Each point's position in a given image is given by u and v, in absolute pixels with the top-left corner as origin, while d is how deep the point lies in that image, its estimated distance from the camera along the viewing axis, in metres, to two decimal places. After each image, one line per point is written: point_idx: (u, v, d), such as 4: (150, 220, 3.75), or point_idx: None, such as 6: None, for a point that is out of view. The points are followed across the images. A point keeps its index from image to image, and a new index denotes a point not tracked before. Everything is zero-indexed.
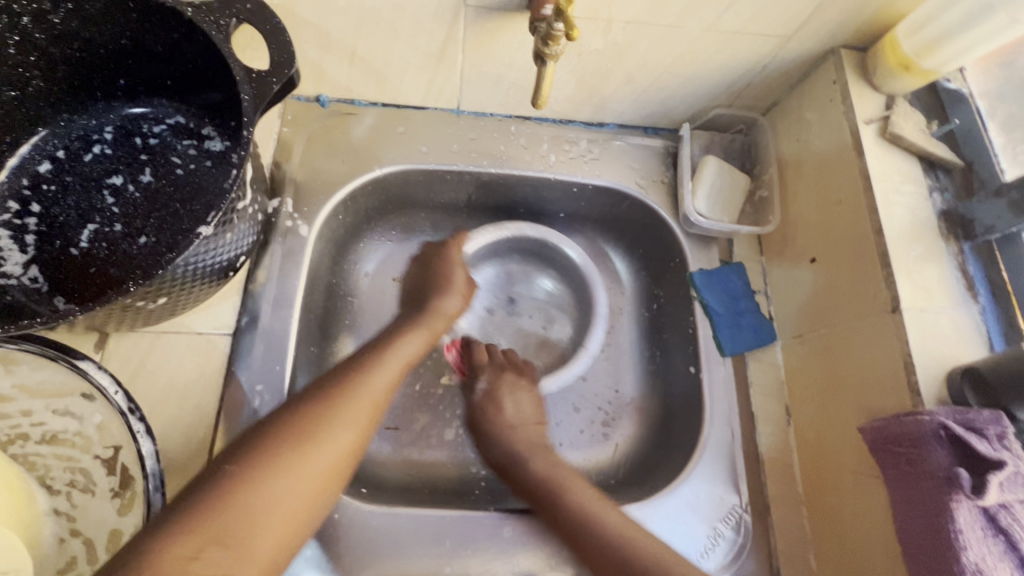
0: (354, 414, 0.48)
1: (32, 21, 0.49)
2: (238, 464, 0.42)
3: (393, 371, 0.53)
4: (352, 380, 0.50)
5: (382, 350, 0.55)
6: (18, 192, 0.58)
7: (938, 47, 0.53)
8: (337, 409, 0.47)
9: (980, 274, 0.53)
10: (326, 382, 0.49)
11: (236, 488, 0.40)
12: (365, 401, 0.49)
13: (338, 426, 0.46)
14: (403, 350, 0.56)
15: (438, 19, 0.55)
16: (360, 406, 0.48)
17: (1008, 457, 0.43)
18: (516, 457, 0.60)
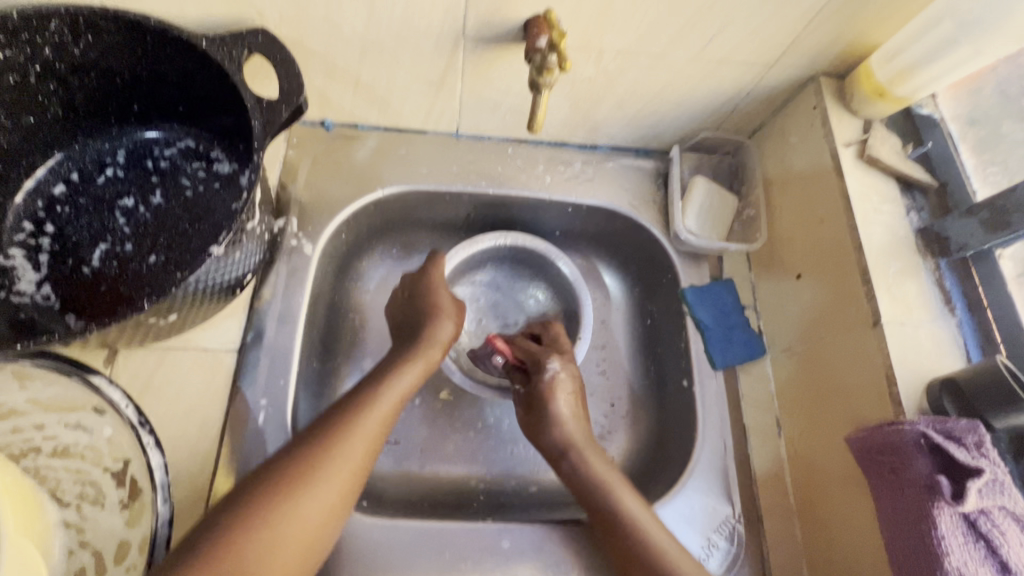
0: (352, 458, 0.50)
1: (54, 53, 0.52)
2: (243, 509, 0.44)
3: (387, 409, 0.54)
4: (353, 421, 0.52)
5: (381, 387, 0.56)
6: (33, 213, 0.59)
7: (909, 75, 0.56)
8: (336, 455, 0.49)
9: (956, 289, 0.55)
10: (324, 424, 0.51)
11: (241, 532, 0.43)
12: (363, 444, 0.51)
13: (335, 469, 0.48)
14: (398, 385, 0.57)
15: (439, 49, 0.58)
16: (358, 450, 0.50)
17: (986, 464, 0.45)
18: (573, 453, 0.61)
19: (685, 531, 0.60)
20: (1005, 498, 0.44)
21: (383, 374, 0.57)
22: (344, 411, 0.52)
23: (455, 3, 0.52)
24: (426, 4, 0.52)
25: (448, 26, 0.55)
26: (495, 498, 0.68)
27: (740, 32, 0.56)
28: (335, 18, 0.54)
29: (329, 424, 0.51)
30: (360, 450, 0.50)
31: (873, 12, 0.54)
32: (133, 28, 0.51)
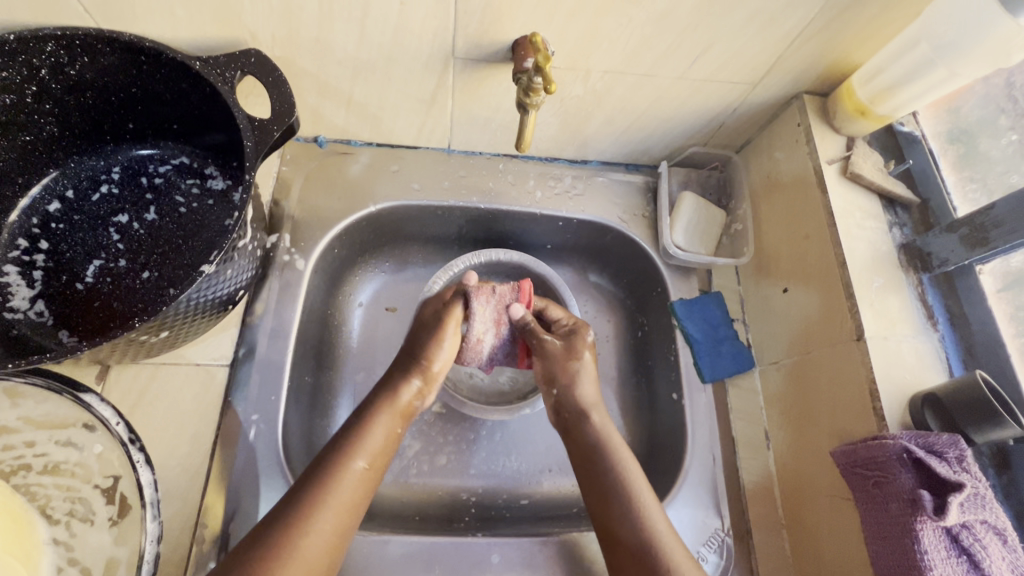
0: (339, 514, 0.50)
1: (49, 73, 0.53)
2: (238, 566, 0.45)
3: (374, 447, 0.55)
4: (334, 476, 0.51)
5: (367, 425, 0.56)
6: (27, 230, 0.60)
7: (889, 95, 0.58)
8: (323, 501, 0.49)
9: (938, 303, 0.57)
10: (312, 468, 0.52)
11: None
12: (347, 501, 0.51)
13: (323, 525, 0.49)
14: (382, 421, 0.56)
15: (429, 69, 0.59)
16: (344, 504, 0.50)
17: (967, 479, 0.45)
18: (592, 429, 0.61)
19: None
20: (988, 512, 0.45)
21: (366, 417, 0.56)
22: (326, 465, 0.52)
23: (445, 26, 0.53)
24: (416, 27, 0.53)
25: (438, 47, 0.56)
26: (487, 511, 0.68)
27: (723, 52, 0.57)
28: (327, 39, 0.55)
29: (310, 481, 0.50)
30: (346, 504, 0.51)
31: (852, 33, 0.55)
32: (128, 50, 0.52)
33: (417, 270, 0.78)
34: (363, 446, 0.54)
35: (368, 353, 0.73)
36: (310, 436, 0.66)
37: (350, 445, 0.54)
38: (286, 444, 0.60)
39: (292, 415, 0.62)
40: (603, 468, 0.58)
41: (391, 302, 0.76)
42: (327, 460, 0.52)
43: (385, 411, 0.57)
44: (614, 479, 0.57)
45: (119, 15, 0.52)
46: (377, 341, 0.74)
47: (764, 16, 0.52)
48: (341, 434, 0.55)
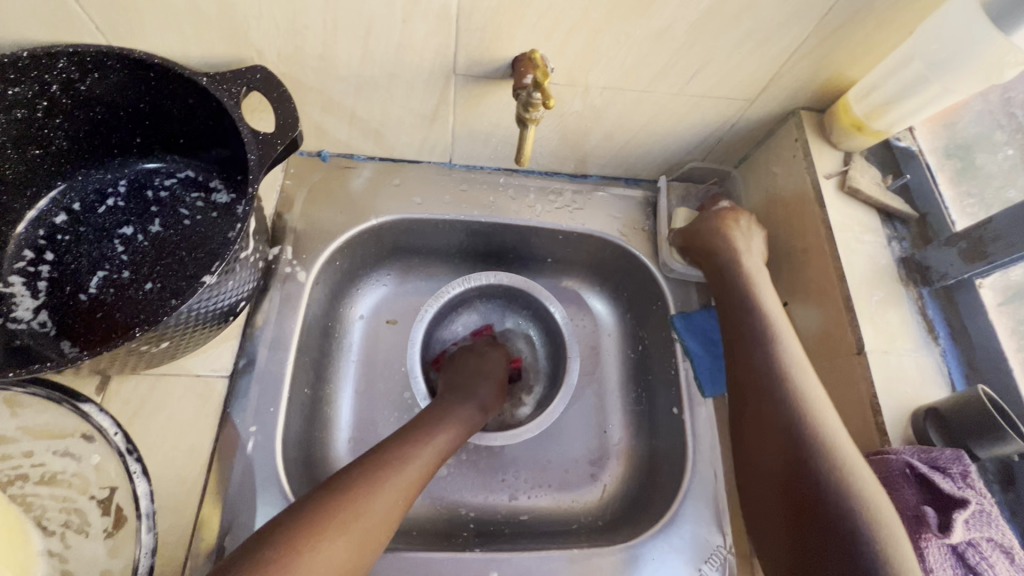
0: (412, 483, 0.52)
1: (60, 89, 0.54)
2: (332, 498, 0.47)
3: (449, 437, 0.58)
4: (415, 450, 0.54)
5: (446, 417, 0.60)
6: (34, 242, 0.61)
7: (885, 110, 0.58)
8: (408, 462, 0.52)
9: (939, 317, 0.57)
10: (402, 436, 0.55)
11: (324, 518, 0.45)
12: (422, 469, 0.53)
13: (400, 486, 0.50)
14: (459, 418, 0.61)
15: (431, 84, 0.60)
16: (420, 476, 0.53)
17: (971, 495, 0.44)
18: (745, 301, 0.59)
19: (675, 561, 0.60)
20: (993, 529, 0.44)
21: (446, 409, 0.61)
22: (408, 439, 0.55)
23: (446, 43, 0.54)
24: (418, 43, 0.54)
25: (439, 64, 0.57)
26: (485, 527, 0.67)
27: (721, 68, 0.58)
28: (330, 56, 0.56)
29: (390, 448, 0.53)
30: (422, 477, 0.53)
31: (848, 49, 0.56)
32: (137, 66, 0.53)
33: (418, 282, 0.79)
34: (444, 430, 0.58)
35: (369, 370, 0.73)
36: (308, 448, 0.65)
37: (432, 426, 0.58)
38: (284, 458, 0.60)
39: (292, 428, 0.62)
40: (761, 349, 0.55)
41: (392, 315, 0.76)
42: (408, 434, 0.56)
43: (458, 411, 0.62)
44: (783, 376, 0.52)
45: (129, 32, 0.53)
46: (380, 359, 0.74)
47: (760, 33, 0.53)
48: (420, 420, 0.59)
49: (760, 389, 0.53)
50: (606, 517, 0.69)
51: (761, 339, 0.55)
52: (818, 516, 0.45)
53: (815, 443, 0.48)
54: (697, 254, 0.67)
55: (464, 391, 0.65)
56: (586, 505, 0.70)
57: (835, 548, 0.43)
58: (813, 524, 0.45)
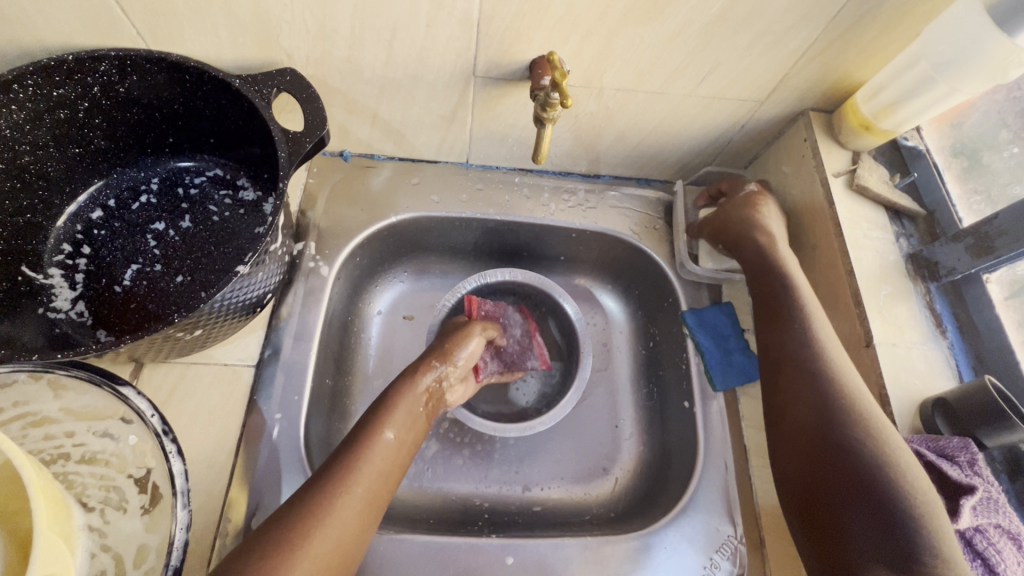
0: (380, 474, 0.51)
1: (101, 91, 0.57)
2: (313, 497, 0.47)
3: (404, 419, 0.56)
4: (368, 441, 0.52)
5: (397, 399, 0.57)
6: (72, 236, 0.64)
7: (892, 110, 0.60)
8: (366, 452, 0.51)
9: (947, 311, 0.58)
10: (359, 429, 0.54)
11: (309, 519, 0.46)
12: (385, 460, 0.52)
13: (369, 476, 0.50)
14: (414, 401, 0.58)
15: (451, 86, 0.63)
16: (378, 479, 0.51)
17: (979, 483, 0.46)
18: (780, 287, 0.60)
19: (686, 551, 0.61)
20: (1001, 516, 0.45)
21: (396, 390, 0.58)
22: (361, 432, 0.53)
23: (467, 46, 0.57)
24: (440, 46, 0.57)
25: (459, 66, 0.60)
26: (500, 517, 0.69)
27: (732, 69, 0.60)
28: (356, 59, 0.59)
29: (341, 457, 0.51)
30: (382, 478, 0.51)
31: (856, 51, 0.58)
32: (175, 69, 0.56)
33: (434, 279, 0.81)
34: (393, 419, 0.55)
35: (388, 363, 0.75)
36: (328, 436, 0.67)
37: (378, 420, 0.54)
38: (307, 445, 0.62)
39: (314, 416, 0.64)
40: (800, 336, 0.56)
41: (409, 311, 0.79)
42: (363, 426, 0.54)
43: (410, 392, 0.58)
44: (824, 364, 0.53)
45: (168, 37, 0.56)
46: (398, 353, 0.76)
47: (770, 36, 0.55)
48: (372, 408, 0.56)
49: (800, 373, 0.54)
50: (619, 508, 0.70)
51: (801, 335, 0.56)
52: (860, 501, 0.46)
53: (853, 428, 0.49)
54: (727, 232, 0.69)
55: (415, 368, 0.61)
56: (598, 497, 0.71)
57: (861, 526, 0.45)
58: (857, 510, 0.46)
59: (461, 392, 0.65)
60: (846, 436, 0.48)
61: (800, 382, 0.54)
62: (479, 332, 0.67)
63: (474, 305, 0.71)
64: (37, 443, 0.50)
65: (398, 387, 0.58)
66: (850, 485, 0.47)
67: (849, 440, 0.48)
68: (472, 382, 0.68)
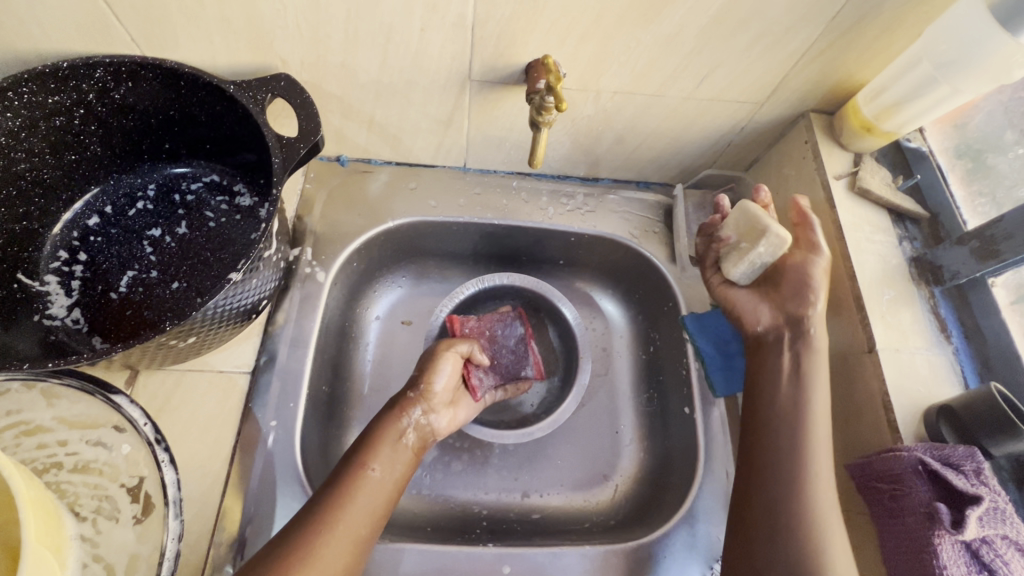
0: (366, 512, 0.51)
1: (96, 97, 0.57)
2: (301, 536, 0.48)
3: (388, 457, 0.55)
4: (355, 476, 0.52)
5: (381, 435, 0.56)
6: (68, 243, 0.63)
7: (895, 112, 0.59)
8: (353, 491, 0.51)
9: (951, 316, 0.57)
10: (346, 465, 0.54)
11: (296, 558, 0.46)
12: (370, 499, 0.52)
13: (356, 513, 0.50)
14: (398, 438, 0.57)
15: (447, 91, 0.62)
16: (365, 516, 0.51)
17: (985, 492, 0.45)
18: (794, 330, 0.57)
19: (686, 561, 0.60)
20: (1008, 526, 0.44)
21: (381, 423, 0.57)
22: (349, 466, 0.53)
23: (462, 50, 0.56)
24: (435, 50, 0.56)
25: (455, 70, 0.59)
26: (498, 525, 0.68)
27: (731, 71, 0.59)
28: (351, 64, 0.58)
29: (328, 494, 0.51)
30: (370, 515, 0.51)
31: (857, 51, 0.57)
32: (169, 75, 0.56)
33: (433, 284, 0.80)
34: (377, 456, 0.54)
35: (386, 369, 0.74)
36: (325, 442, 0.66)
37: (363, 456, 0.54)
38: (302, 453, 0.61)
39: (311, 424, 0.64)
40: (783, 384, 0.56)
41: (407, 316, 0.78)
42: (350, 460, 0.54)
43: (395, 427, 0.57)
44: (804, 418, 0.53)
45: (162, 43, 0.56)
46: (396, 359, 0.75)
47: (769, 37, 0.54)
48: (358, 442, 0.56)
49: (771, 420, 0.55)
50: (619, 516, 0.69)
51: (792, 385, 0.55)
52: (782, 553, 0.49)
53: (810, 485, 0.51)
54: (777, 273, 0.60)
55: (399, 400, 0.60)
56: (598, 504, 0.70)
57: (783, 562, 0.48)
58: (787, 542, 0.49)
59: (456, 415, 0.64)
60: (805, 501, 0.50)
61: (780, 432, 0.54)
62: (456, 353, 0.65)
63: (456, 324, 0.71)
64: (30, 452, 0.49)
65: (383, 420, 0.58)
66: (781, 536, 0.49)
67: (805, 505, 0.50)
68: (471, 405, 0.66)
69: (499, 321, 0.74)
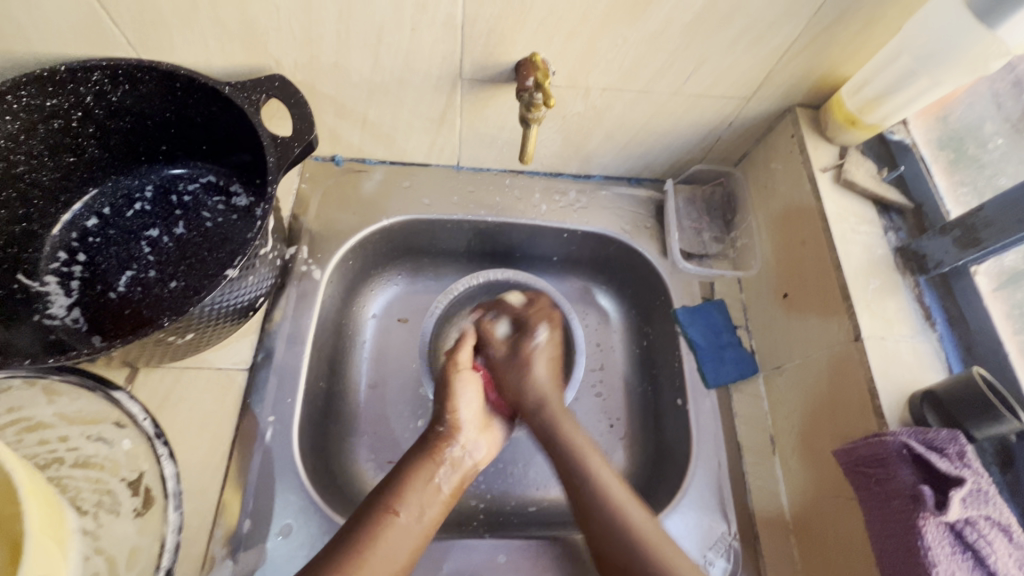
0: (390, 558, 0.51)
1: (94, 100, 0.58)
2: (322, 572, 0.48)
3: (416, 500, 0.55)
4: (379, 517, 0.52)
5: (409, 479, 0.56)
6: (67, 243, 0.64)
7: (877, 105, 0.60)
8: (378, 536, 0.51)
9: (935, 304, 0.58)
10: (373, 505, 0.54)
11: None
12: (395, 546, 0.52)
13: (379, 558, 0.50)
14: (427, 482, 0.57)
15: (438, 89, 0.63)
16: (388, 566, 0.50)
17: (968, 474, 0.45)
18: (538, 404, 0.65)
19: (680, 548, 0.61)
20: (990, 507, 0.45)
21: (410, 464, 0.58)
22: (373, 508, 0.53)
23: (452, 50, 0.58)
24: (426, 50, 0.58)
25: (446, 69, 0.60)
26: (495, 517, 0.69)
27: (716, 67, 0.60)
28: (344, 65, 0.59)
29: (351, 536, 0.51)
30: (397, 563, 0.51)
31: (839, 46, 0.58)
32: (165, 77, 0.57)
33: (428, 283, 0.81)
34: (405, 499, 0.54)
35: (382, 366, 0.75)
36: (324, 439, 0.67)
37: (390, 497, 0.54)
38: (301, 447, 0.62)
39: (309, 419, 0.65)
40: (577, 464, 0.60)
41: (403, 314, 0.79)
42: (376, 501, 0.54)
43: (423, 470, 0.57)
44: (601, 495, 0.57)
45: (158, 46, 0.57)
46: (393, 355, 0.76)
47: (752, 33, 0.56)
48: (385, 483, 0.56)
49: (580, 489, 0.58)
50: None
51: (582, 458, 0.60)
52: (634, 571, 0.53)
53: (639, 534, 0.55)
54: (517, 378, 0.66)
55: (432, 441, 0.60)
56: None
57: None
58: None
59: (493, 446, 0.64)
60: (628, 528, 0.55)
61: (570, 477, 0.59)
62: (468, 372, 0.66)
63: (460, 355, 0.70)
64: (31, 448, 0.51)
65: (411, 462, 0.58)
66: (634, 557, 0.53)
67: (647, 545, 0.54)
68: (502, 422, 0.66)
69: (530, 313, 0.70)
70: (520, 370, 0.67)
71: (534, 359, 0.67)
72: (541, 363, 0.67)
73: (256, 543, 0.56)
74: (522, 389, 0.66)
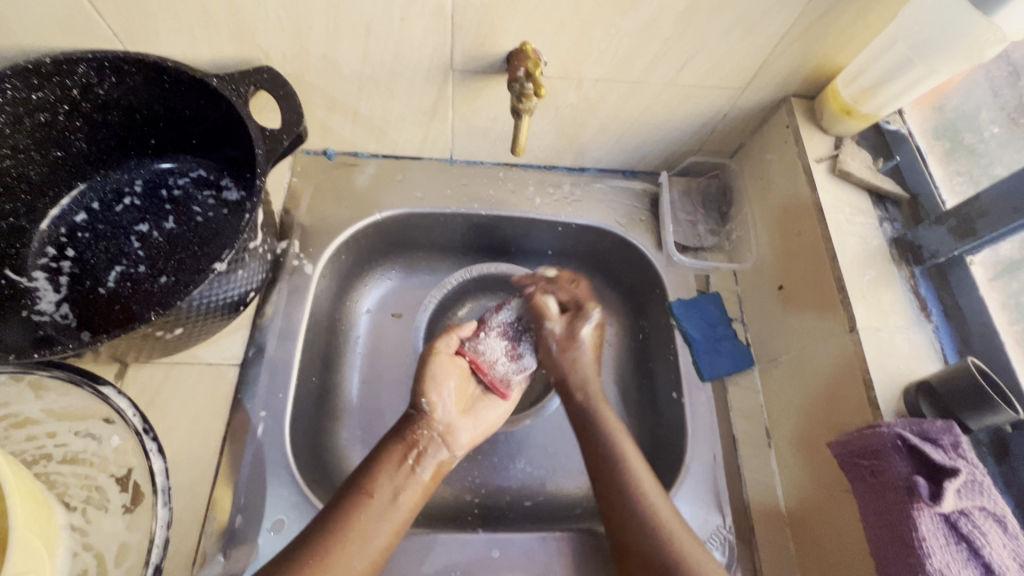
0: (369, 537, 0.51)
1: (80, 93, 0.57)
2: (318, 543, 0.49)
3: (389, 484, 0.55)
4: (359, 500, 0.53)
5: (381, 462, 0.56)
6: (55, 239, 0.64)
7: (873, 94, 0.59)
8: (360, 516, 0.51)
9: (931, 295, 0.58)
10: (354, 485, 0.54)
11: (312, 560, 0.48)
12: (371, 528, 0.51)
13: (359, 539, 0.50)
14: (399, 468, 0.56)
15: (429, 81, 0.63)
16: (366, 545, 0.50)
17: (962, 464, 0.45)
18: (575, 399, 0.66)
19: None
20: (985, 498, 0.45)
21: (386, 446, 0.57)
22: (353, 489, 0.54)
23: (443, 40, 0.57)
24: (416, 40, 0.57)
25: (437, 59, 0.59)
26: (490, 512, 0.68)
27: (709, 58, 0.59)
28: (333, 56, 0.59)
29: (335, 514, 0.51)
30: (375, 547, 0.51)
31: (834, 35, 0.57)
32: (152, 70, 0.56)
33: (422, 278, 0.81)
34: (380, 481, 0.54)
35: (374, 361, 0.74)
36: (316, 434, 0.66)
37: (368, 478, 0.54)
38: (292, 443, 0.61)
39: (301, 414, 0.64)
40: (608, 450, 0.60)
41: (397, 308, 0.78)
42: (356, 482, 0.54)
43: (395, 454, 0.57)
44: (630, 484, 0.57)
45: (143, 38, 0.56)
46: (388, 351, 0.75)
47: (745, 22, 0.55)
48: (363, 466, 0.56)
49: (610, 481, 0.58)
50: None
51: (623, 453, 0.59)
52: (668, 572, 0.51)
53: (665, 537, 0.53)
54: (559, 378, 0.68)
55: (404, 426, 0.60)
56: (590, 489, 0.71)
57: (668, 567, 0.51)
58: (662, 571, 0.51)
59: (477, 434, 0.63)
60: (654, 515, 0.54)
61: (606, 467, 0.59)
62: (450, 357, 0.65)
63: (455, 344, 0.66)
64: (20, 444, 0.50)
65: (386, 443, 0.58)
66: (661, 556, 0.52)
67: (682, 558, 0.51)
68: (495, 404, 0.66)
69: (581, 296, 0.72)
70: (572, 357, 0.68)
71: (584, 345, 0.69)
72: (588, 349, 0.69)
73: (247, 539, 0.55)
74: (570, 374, 0.67)
